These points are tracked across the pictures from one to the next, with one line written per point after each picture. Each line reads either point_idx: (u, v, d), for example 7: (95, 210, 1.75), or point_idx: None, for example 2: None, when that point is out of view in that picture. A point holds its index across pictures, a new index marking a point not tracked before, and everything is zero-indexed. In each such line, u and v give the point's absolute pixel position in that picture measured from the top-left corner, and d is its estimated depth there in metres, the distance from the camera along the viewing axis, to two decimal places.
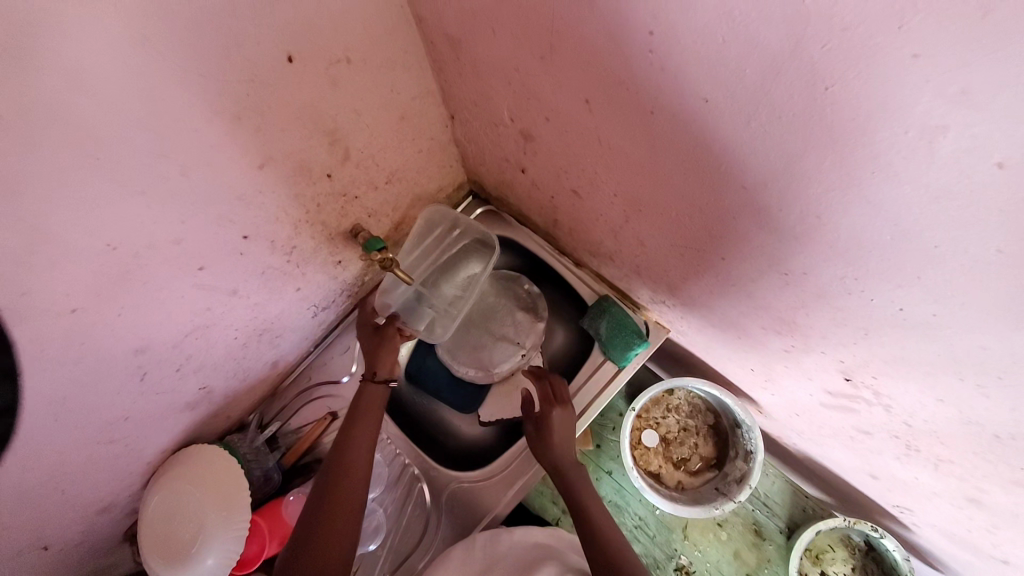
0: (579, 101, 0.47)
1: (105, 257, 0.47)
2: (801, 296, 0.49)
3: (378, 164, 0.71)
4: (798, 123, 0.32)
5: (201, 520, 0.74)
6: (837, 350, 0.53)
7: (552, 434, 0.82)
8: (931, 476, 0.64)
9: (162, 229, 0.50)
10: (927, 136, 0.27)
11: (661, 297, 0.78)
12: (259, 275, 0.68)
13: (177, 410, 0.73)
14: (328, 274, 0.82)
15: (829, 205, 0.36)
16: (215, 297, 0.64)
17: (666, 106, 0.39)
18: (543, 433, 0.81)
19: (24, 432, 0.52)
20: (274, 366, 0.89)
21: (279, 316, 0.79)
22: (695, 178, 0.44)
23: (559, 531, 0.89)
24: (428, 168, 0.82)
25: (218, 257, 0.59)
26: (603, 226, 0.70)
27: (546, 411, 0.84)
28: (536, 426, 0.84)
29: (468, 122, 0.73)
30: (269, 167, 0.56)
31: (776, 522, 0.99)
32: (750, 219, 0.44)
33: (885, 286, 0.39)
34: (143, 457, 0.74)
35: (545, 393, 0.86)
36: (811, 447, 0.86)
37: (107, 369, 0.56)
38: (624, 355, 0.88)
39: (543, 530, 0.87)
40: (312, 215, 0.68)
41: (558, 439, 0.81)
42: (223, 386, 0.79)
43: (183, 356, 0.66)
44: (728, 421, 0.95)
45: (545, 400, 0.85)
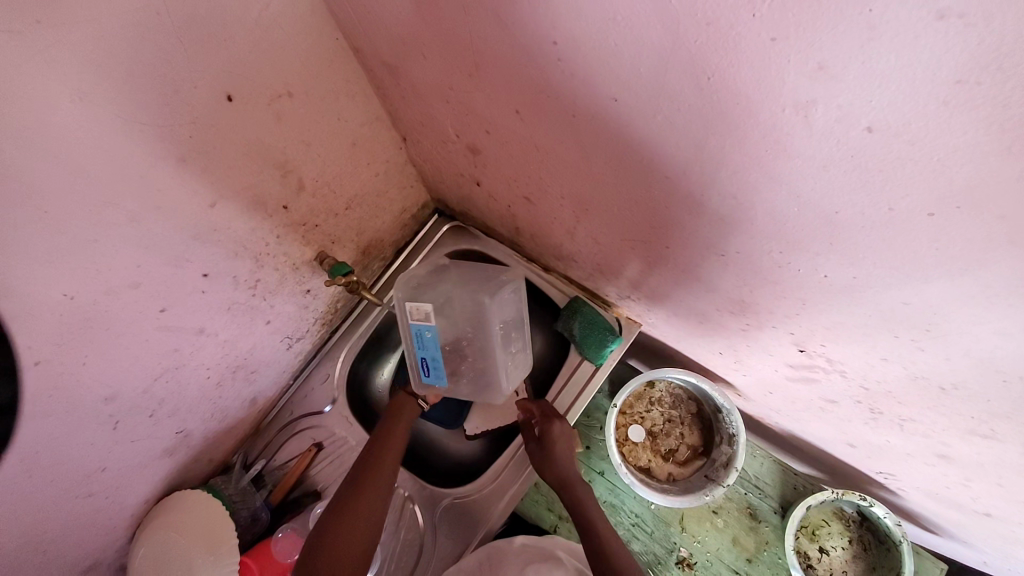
0: (511, 113, 0.50)
1: (64, 309, 0.48)
2: (740, 274, 0.51)
3: (335, 191, 0.73)
4: (695, 111, 0.34)
5: (187, 568, 0.73)
6: (786, 322, 0.55)
7: (551, 440, 0.84)
8: (900, 437, 0.66)
9: (120, 275, 0.51)
10: (801, 111, 0.30)
11: (626, 293, 0.80)
12: (226, 311, 0.69)
13: (155, 456, 0.73)
14: (299, 304, 0.83)
15: (741, 183, 0.38)
16: (183, 338, 0.64)
17: (583, 108, 0.41)
18: (547, 448, 0.83)
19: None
20: (252, 403, 0.89)
21: (253, 351, 0.79)
22: (625, 171, 0.47)
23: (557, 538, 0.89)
24: (387, 192, 0.84)
25: (180, 297, 0.60)
26: (559, 229, 0.72)
27: (546, 426, 0.85)
28: (538, 443, 0.85)
29: (419, 142, 0.75)
30: (222, 205, 0.58)
31: (769, 503, 1.00)
32: (679, 206, 0.46)
33: (808, 254, 0.42)
34: (125, 509, 0.73)
35: (543, 410, 0.88)
36: (791, 423, 0.88)
37: (76, 422, 0.56)
38: (600, 353, 0.89)
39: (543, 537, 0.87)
40: (273, 247, 0.69)
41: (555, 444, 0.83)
42: (201, 428, 0.79)
43: (156, 401, 0.66)
44: (710, 407, 0.97)
45: (545, 416, 0.87)
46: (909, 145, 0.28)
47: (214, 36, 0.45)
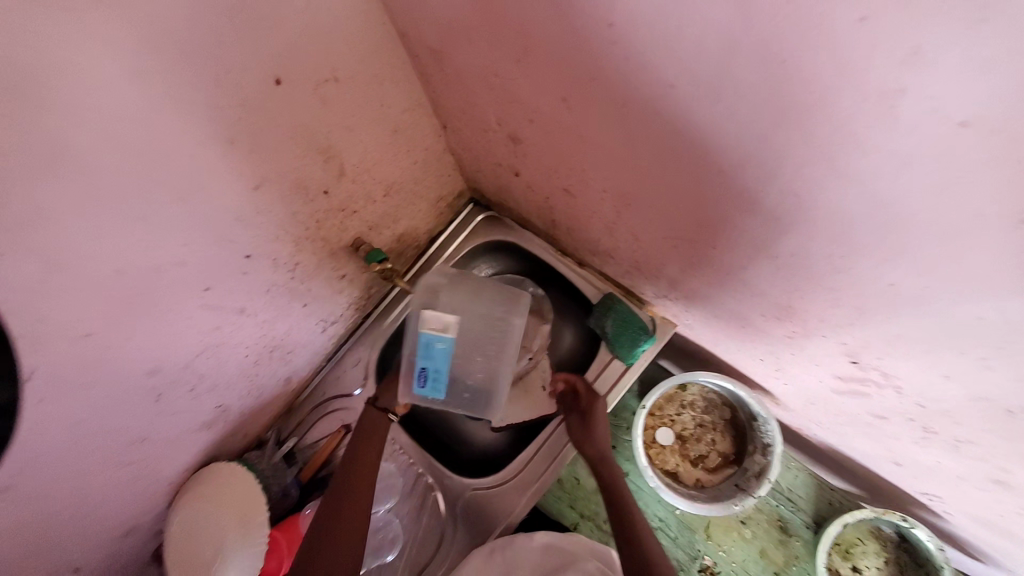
0: (558, 100, 0.48)
1: (114, 282, 0.50)
2: (793, 278, 0.48)
3: (374, 177, 0.73)
4: (762, 98, 0.32)
5: (219, 540, 0.76)
6: (838, 332, 0.52)
7: (595, 413, 0.84)
8: (953, 460, 0.61)
9: (167, 252, 0.53)
10: (887, 100, 0.27)
11: (663, 292, 0.77)
12: (265, 293, 0.70)
13: (194, 428, 0.76)
14: (334, 289, 0.84)
15: (806, 179, 0.36)
16: (224, 317, 0.66)
17: (637, 95, 0.39)
18: (589, 421, 0.83)
19: (46, 454, 0.54)
20: (286, 383, 0.91)
21: (289, 332, 0.81)
22: (676, 165, 0.45)
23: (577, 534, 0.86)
24: (424, 180, 0.84)
25: (222, 277, 0.62)
26: (598, 223, 0.70)
27: (591, 400, 0.85)
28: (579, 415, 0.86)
29: (459, 131, 0.74)
30: (265, 187, 0.58)
31: (801, 517, 0.96)
32: (732, 203, 0.44)
33: (872, 259, 0.39)
34: (165, 476, 0.76)
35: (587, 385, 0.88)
36: (832, 436, 0.83)
37: (122, 391, 0.59)
38: (632, 352, 0.87)
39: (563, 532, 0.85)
40: (312, 232, 0.70)
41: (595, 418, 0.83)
42: (238, 404, 0.82)
43: (196, 375, 0.69)
44: (745, 414, 0.94)
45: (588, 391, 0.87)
46: (1010, 144, 0.25)
47: (265, 19, 0.46)
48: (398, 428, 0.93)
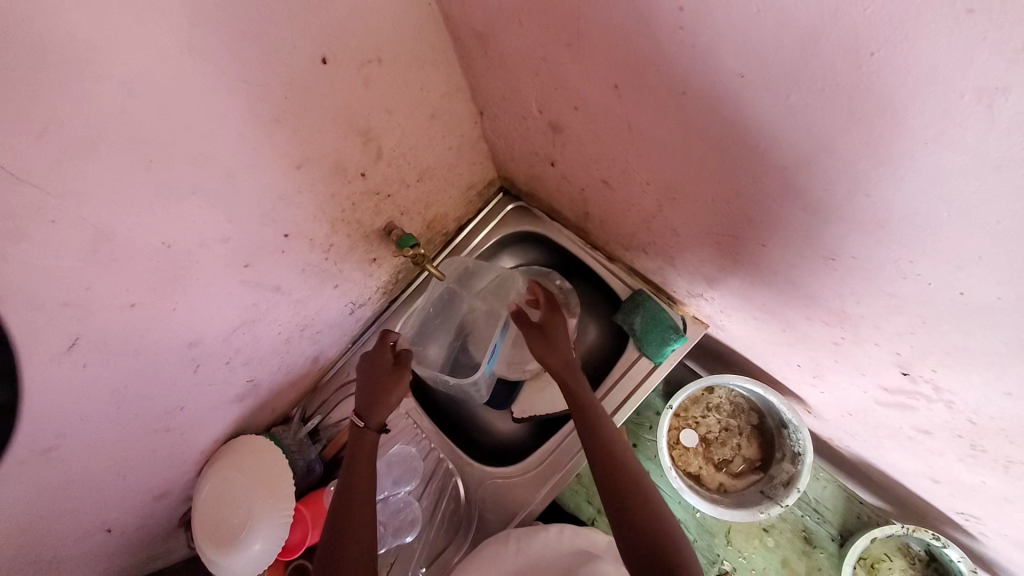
0: (608, 88, 0.46)
1: (161, 254, 0.51)
2: (848, 282, 0.46)
3: (411, 162, 0.72)
4: (840, 92, 0.30)
5: (248, 508, 0.78)
6: (892, 340, 0.49)
7: (557, 328, 0.83)
8: (1002, 481, 0.58)
9: (211, 228, 0.54)
10: (984, 100, 0.25)
11: (698, 290, 0.75)
12: (300, 272, 0.71)
13: (227, 401, 0.78)
14: (365, 272, 0.85)
15: (878, 179, 0.34)
16: (260, 294, 0.67)
17: (697, 84, 0.38)
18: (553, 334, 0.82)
19: (89, 416, 0.57)
20: (314, 362, 0.92)
21: (320, 313, 0.82)
22: (730, 159, 0.43)
23: (596, 532, 0.81)
24: (459, 166, 0.84)
25: (262, 255, 0.63)
26: (636, 217, 0.68)
27: (551, 316, 0.84)
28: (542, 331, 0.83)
29: (497, 117, 0.73)
30: (306, 167, 0.59)
31: (827, 529, 0.93)
32: (789, 202, 0.42)
33: (943, 266, 0.36)
34: (198, 444, 0.79)
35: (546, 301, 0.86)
36: (866, 449, 0.81)
37: (163, 360, 0.60)
38: (660, 351, 0.85)
39: (581, 530, 0.81)
40: (348, 214, 0.70)
41: (558, 332, 0.83)
42: (268, 380, 0.83)
43: (231, 350, 0.70)
44: (774, 421, 0.91)
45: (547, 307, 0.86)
46: None
47: None
48: (420, 414, 0.94)
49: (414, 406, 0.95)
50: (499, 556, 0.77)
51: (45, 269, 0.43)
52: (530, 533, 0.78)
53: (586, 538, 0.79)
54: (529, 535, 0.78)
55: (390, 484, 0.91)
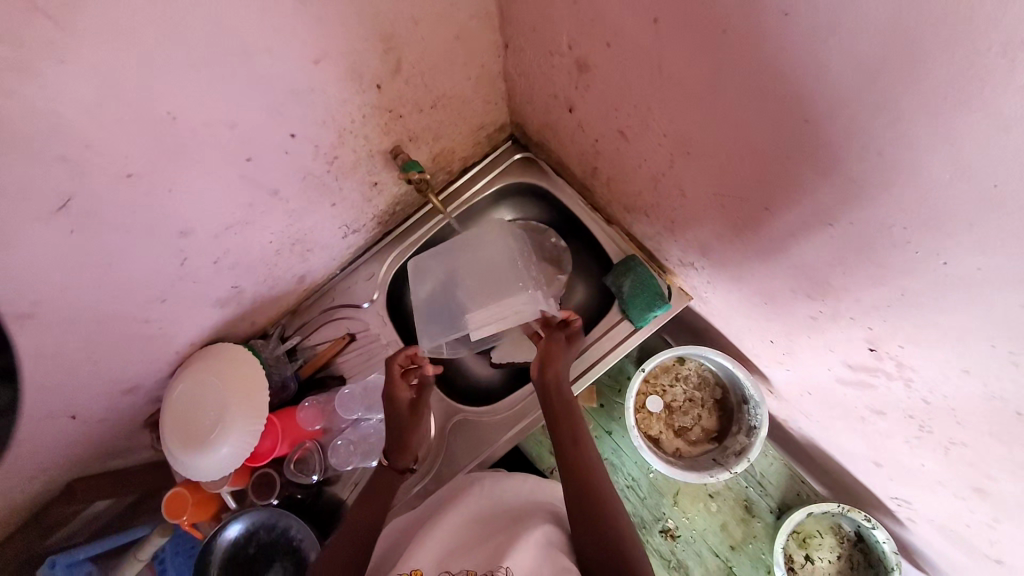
0: (648, 22, 0.46)
1: (165, 127, 0.49)
2: (842, 250, 0.48)
3: (428, 84, 0.70)
4: (880, 39, 0.31)
5: (218, 412, 0.79)
6: (868, 314, 0.52)
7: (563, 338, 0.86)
8: (938, 462, 0.63)
9: (220, 108, 0.52)
10: (1013, 54, 0.27)
11: (690, 258, 0.77)
12: (300, 180, 0.69)
13: (209, 302, 0.78)
14: (364, 195, 0.83)
15: (899, 139, 0.35)
16: (258, 195, 0.66)
17: (739, 20, 0.38)
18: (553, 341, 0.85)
19: (69, 283, 0.56)
20: (300, 281, 0.92)
21: (314, 228, 0.81)
22: (755, 110, 0.44)
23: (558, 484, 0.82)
24: (475, 103, 0.82)
25: (265, 151, 0.61)
26: (645, 174, 0.69)
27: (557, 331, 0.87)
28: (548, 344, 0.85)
29: (523, 53, 0.71)
30: (324, 64, 0.57)
31: (768, 502, 0.99)
32: (805, 162, 0.44)
33: (935, 237, 0.39)
34: (173, 339, 0.79)
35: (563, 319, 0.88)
36: (819, 431, 0.86)
37: (152, 241, 0.60)
38: (643, 316, 0.88)
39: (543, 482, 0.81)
40: (357, 126, 0.68)
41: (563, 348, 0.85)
42: (252, 289, 0.83)
43: (219, 249, 0.70)
44: (736, 397, 0.96)
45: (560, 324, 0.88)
46: None
47: None
48: (400, 347, 0.95)
49: (396, 339, 0.95)
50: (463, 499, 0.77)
51: (50, 115, 0.42)
52: (497, 478, 0.80)
53: (549, 490, 0.79)
54: (495, 480, 0.80)
55: (363, 408, 0.90)
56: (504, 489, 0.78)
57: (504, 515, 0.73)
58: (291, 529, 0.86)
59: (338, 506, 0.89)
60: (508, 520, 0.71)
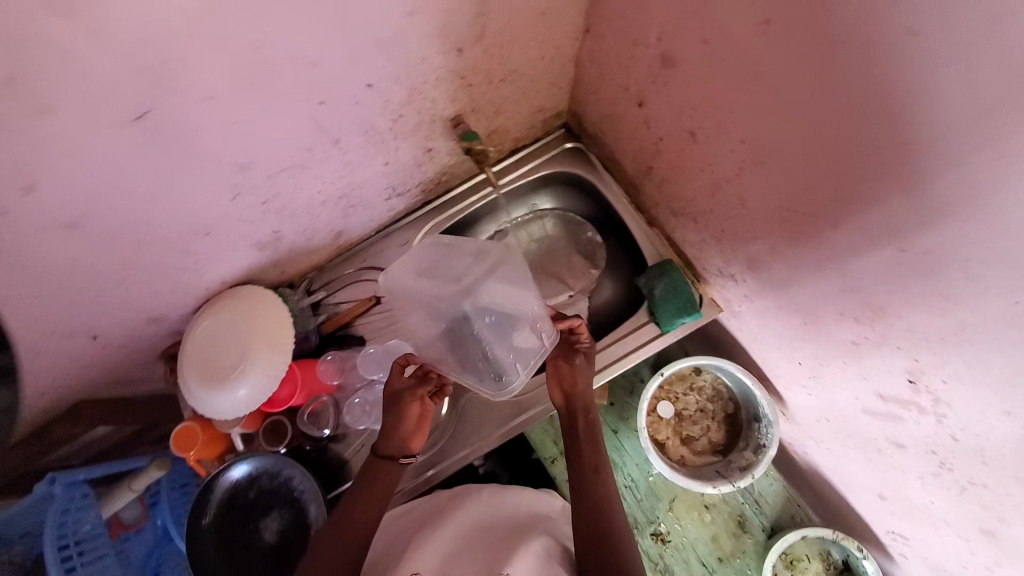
0: (756, 20, 0.47)
1: (252, 55, 0.49)
2: (907, 277, 0.49)
3: (505, 55, 0.70)
4: (1009, 68, 0.32)
5: (240, 355, 0.79)
6: (916, 344, 0.53)
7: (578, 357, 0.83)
8: (949, 502, 0.64)
9: (306, 45, 0.51)
10: None
11: (733, 269, 0.77)
12: (362, 133, 0.69)
13: (249, 242, 0.77)
14: (416, 159, 0.83)
15: (1002, 173, 0.36)
16: (319, 141, 0.66)
17: (858, 32, 0.39)
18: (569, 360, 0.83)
19: (125, 199, 0.56)
20: (336, 237, 0.92)
21: (362, 185, 0.81)
22: (849, 126, 0.44)
23: (555, 496, 0.85)
24: (540, 84, 0.82)
25: (338, 98, 0.60)
26: (706, 179, 0.69)
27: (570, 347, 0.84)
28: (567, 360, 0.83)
29: (603, 39, 0.70)
30: (415, 17, 0.56)
31: (761, 520, 1.00)
32: (890, 183, 0.44)
33: (1013, 276, 0.39)
34: (207, 274, 0.79)
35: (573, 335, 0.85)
36: (827, 458, 0.87)
37: (212, 171, 0.59)
38: (672, 320, 0.87)
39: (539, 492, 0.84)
40: (428, 87, 0.68)
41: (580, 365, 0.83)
42: (291, 237, 0.83)
43: (270, 191, 0.69)
44: (747, 415, 0.96)
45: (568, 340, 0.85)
46: None
47: None
48: None
49: None
50: (462, 506, 0.77)
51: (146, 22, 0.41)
52: (496, 489, 0.81)
53: (545, 502, 0.82)
54: (494, 490, 0.81)
55: (381, 371, 0.89)
56: (500, 497, 0.80)
57: (502, 522, 0.74)
58: (293, 480, 0.87)
59: (341, 466, 0.89)
60: (507, 527, 0.73)
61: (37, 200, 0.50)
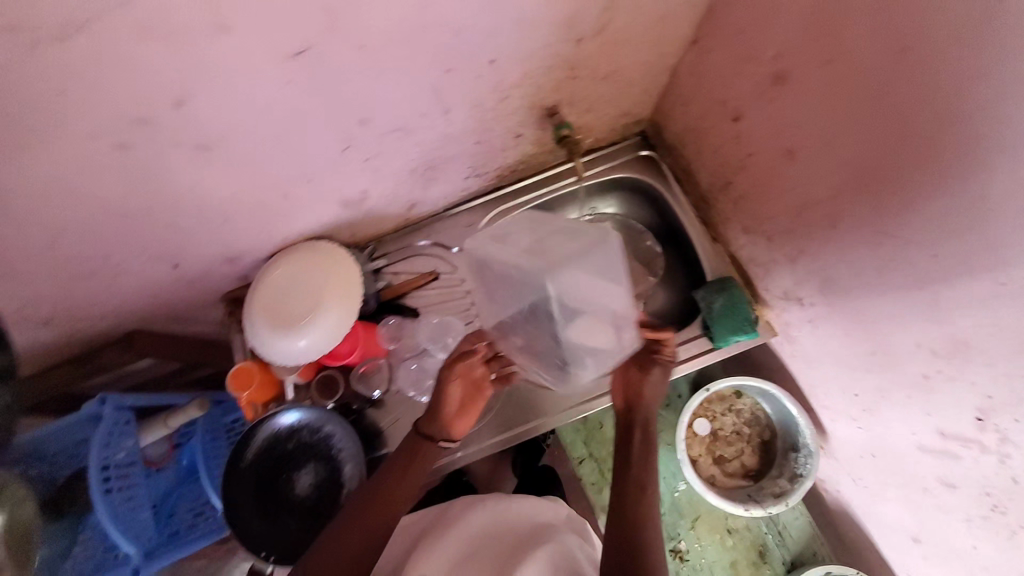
0: (893, 48, 0.50)
1: (408, 13, 0.52)
2: (998, 310, 0.50)
3: (615, 55, 0.73)
4: None
5: (311, 306, 0.81)
6: (994, 380, 0.54)
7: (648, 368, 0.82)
8: (996, 548, 0.64)
9: (455, 13, 0.55)
10: None
11: (800, 293, 0.79)
12: (470, 109, 0.72)
13: (338, 197, 0.80)
14: (505, 144, 0.86)
15: None
16: (432, 109, 0.69)
17: (1000, 69, 0.42)
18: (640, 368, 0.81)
19: (257, 131, 0.59)
20: (412, 208, 0.94)
21: (452, 160, 0.84)
22: (971, 158, 0.47)
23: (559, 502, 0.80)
24: (635, 89, 0.85)
25: (462, 69, 0.64)
26: (794, 199, 0.71)
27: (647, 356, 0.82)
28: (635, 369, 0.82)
29: (711, 53, 0.74)
30: (553, 3, 0.59)
31: (783, 553, 1.00)
32: (1004, 216, 0.46)
33: None
34: (292, 222, 0.81)
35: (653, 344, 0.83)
36: (862, 496, 0.87)
37: (335, 119, 0.63)
38: (727, 337, 0.89)
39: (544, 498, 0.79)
40: (540, 74, 0.71)
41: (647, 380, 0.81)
42: (374, 200, 0.86)
43: (374, 149, 0.72)
44: (783, 443, 0.96)
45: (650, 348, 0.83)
46: None
47: None
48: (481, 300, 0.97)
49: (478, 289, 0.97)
50: (464, 517, 0.72)
51: None
52: (498, 498, 0.76)
53: (551, 509, 0.77)
54: (496, 499, 0.76)
55: (429, 342, 0.92)
56: (504, 505, 0.75)
57: (511, 532, 0.70)
58: (331, 438, 0.88)
59: (377, 434, 0.91)
60: (517, 538, 0.68)
61: (187, 115, 0.53)
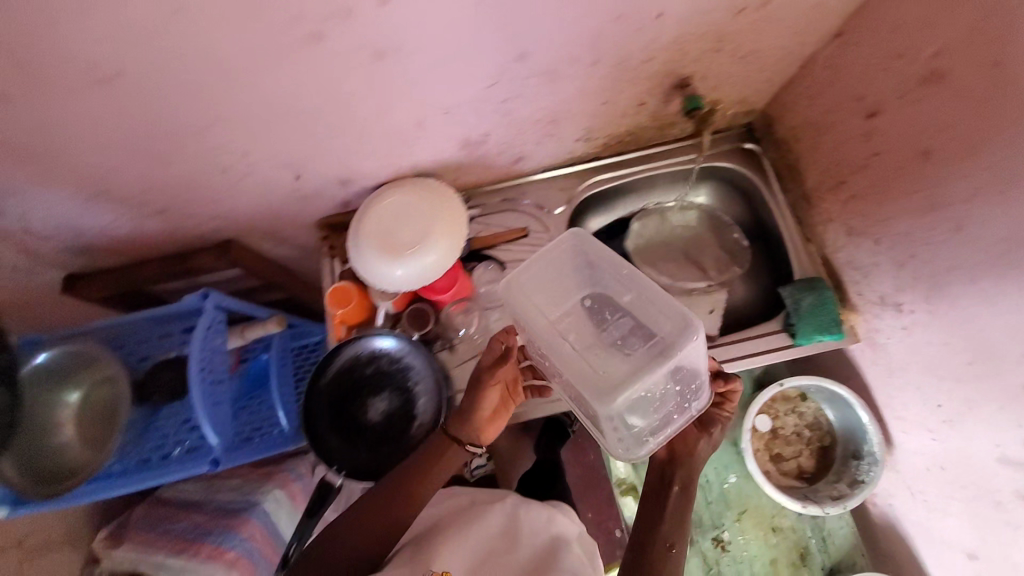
0: None
1: None
2: None
3: (763, 31, 0.76)
4: None
5: (417, 236, 0.83)
6: None
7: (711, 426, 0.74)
8: None
9: None
10: None
11: (898, 298, 0.80)
12: (611, 65, 0.75)
13: (462, 136, 0.83)
14: (625, 111, 0.88)
15: None
16: (581, 57, 0.71)
17: None
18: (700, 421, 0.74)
19: (428, 46, 0.62)
20: (516, 163, 0.96)
21: (573, 118, 0.86)
22: None
23: (563, 510, 0.85)
24: (762, 76, 0.87)
25: (623, 20, 0.66)
26: (917, 200, 0.72)
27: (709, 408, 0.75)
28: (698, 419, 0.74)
29: (856, 45, 0.76)
30: None
31: (823, 559, 1.00)
32: None
33: None
34: (413, 154, 0.84)
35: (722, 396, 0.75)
36: (919, 512, 0.87)
37: (497, 48, 0.65)
38: (811, 334, 0.87)
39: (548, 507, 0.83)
40: (686, 40, 0.73)
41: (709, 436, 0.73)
42: (490, 146, 0.88)
43: (514, 89, 0.74)
44: (843, 450, 0.96)
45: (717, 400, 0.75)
46: None
47: None
48: None
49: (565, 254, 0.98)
50: (481, 517, 0.78)
51: None
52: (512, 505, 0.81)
53: (558, 519, 0.82)
54: (510, 506, 0.81)
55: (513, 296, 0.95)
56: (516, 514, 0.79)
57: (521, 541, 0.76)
58: (409, 371, 0.90)
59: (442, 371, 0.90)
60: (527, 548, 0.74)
61: (384, 15, 0.56)
